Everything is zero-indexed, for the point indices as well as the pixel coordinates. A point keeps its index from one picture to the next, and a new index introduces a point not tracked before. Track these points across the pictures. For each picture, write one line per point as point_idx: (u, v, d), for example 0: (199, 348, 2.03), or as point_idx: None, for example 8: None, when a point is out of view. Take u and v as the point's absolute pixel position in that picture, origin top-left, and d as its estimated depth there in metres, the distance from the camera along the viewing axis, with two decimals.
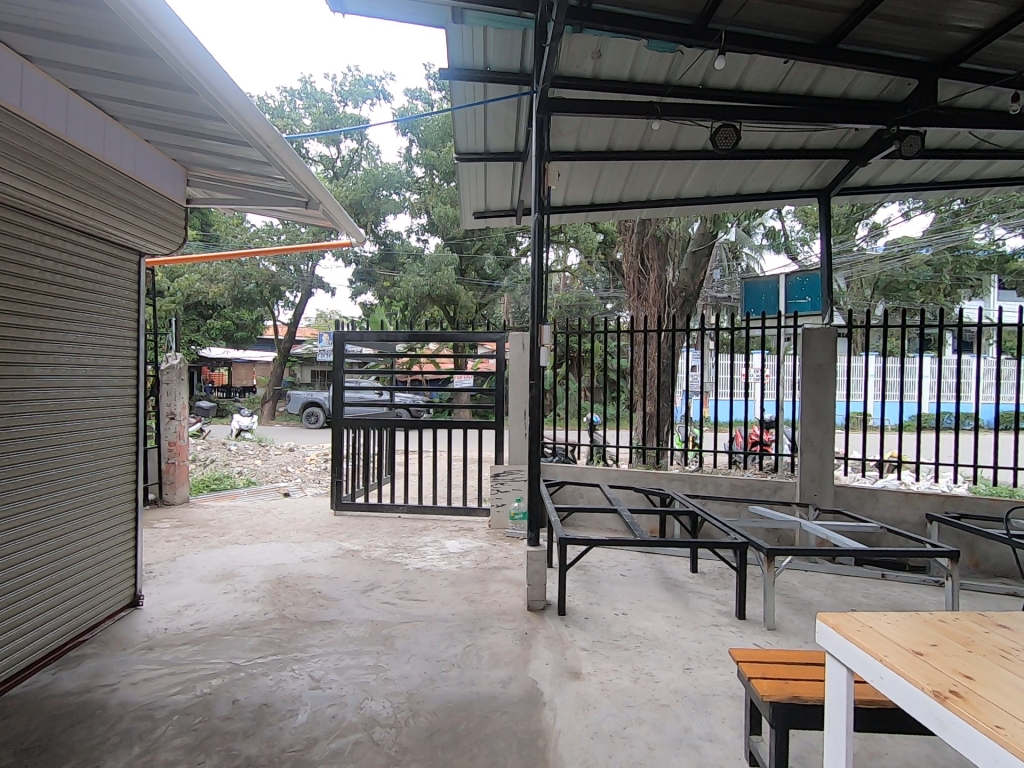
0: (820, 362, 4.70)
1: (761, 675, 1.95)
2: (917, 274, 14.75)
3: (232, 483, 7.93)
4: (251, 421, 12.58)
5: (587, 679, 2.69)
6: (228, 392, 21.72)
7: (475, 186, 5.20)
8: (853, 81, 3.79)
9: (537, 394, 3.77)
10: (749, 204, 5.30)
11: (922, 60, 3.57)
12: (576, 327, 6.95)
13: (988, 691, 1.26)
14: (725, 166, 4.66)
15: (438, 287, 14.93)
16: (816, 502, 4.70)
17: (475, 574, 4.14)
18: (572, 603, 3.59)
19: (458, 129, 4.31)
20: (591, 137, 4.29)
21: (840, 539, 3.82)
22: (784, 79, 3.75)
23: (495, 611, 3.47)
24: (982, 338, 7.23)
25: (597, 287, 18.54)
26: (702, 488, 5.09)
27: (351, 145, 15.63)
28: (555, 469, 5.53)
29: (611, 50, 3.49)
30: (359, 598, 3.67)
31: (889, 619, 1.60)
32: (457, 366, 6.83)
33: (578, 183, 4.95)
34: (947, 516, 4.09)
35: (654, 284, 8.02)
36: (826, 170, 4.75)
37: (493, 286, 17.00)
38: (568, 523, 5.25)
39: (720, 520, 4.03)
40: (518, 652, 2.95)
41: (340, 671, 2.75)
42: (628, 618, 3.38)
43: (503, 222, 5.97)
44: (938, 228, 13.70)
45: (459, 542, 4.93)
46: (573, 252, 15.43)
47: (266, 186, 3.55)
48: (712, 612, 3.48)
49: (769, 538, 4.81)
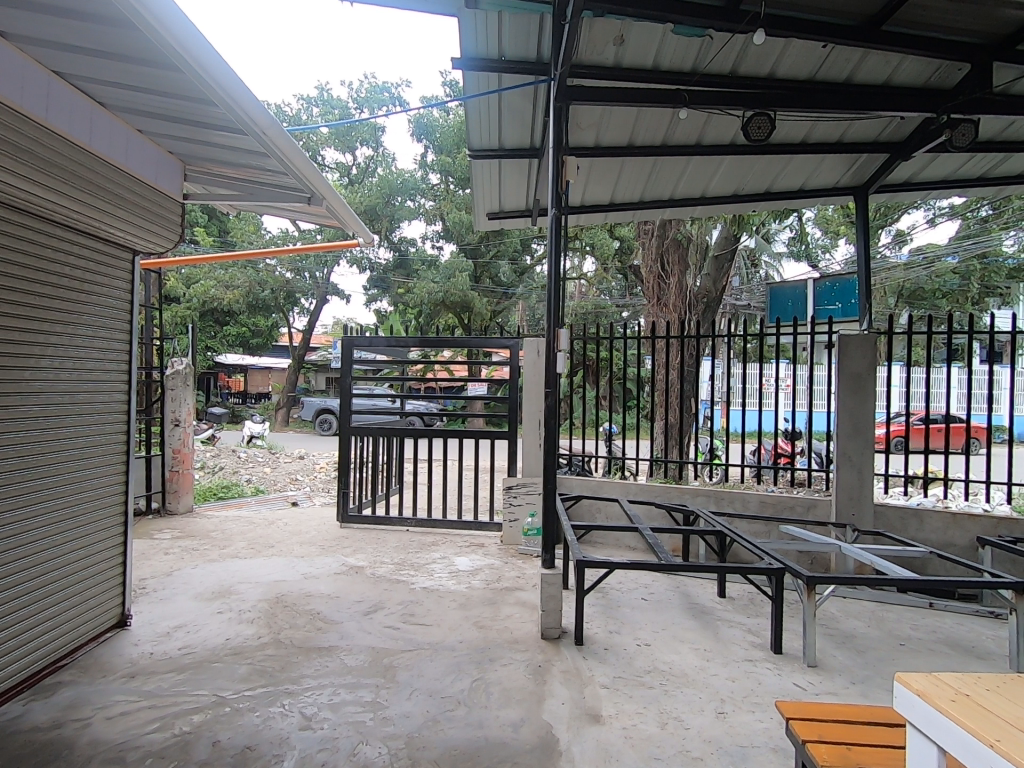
0: (858, 371, 4.37)
1: (819, 739, 1.65)
2: (945, 281, 14.27)
3: (239, 491, 7.75)
4: (263, 428, 12.43)
5: (609, 725, 2.40)
6: (244, 398, 21.81)
7: (489, 185, 4.98)
8: (898, 66, 3.50)
9: (553, 402, 3.49)
10: (779, 203, 5.00)
11: (976, 41, 3.26)
12: (594, 334, 6.68)
13: None
14: (754, 162, 4.37)
15: (452, 293, 14.77)
16: (855, 522, 4.35)
17: (486, 595, 3.87)
18: (591, 631, 3.30)
19: (472, 124, 4.09)
20: (612, 130, 4.03)
21: (886, 564, 3.48)
22: (823, 64, 3.47)
23: (506, 640, 3.19)
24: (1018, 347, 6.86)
25: (614, 294, 18.23)
26: (729, 504, 4.76)
27: (366, 151, 15.60)
28: (571, 482, 5.24)
29: (635, 36, 3.25)
30: (361, 621, 3.42)
31: (986, 684, 1.33)
32: (472, 373, 6.52)
33: (598, 180, 4.69)
34: (1002, 541, 3.73)
35: (675, 289, 7.72)
36: (863, 166, 4.46)
37: (509, 292, 16.80)
38: (585, 540, 4.95)
39: (751, 541, 3.72)
40: (531, 690, 2.67)
41: (335, 708, 2.49)
42: (652, 651, 3.08)
43: (517, 224, 5.74)
44: (966, 234, 13.27)
45: (470, 560, 4.66)
46: (589, 259, 15.21)
47: (269, 181, 3.37)
48: (745, 646, 3.16)
49: (803, 561, 4.46)
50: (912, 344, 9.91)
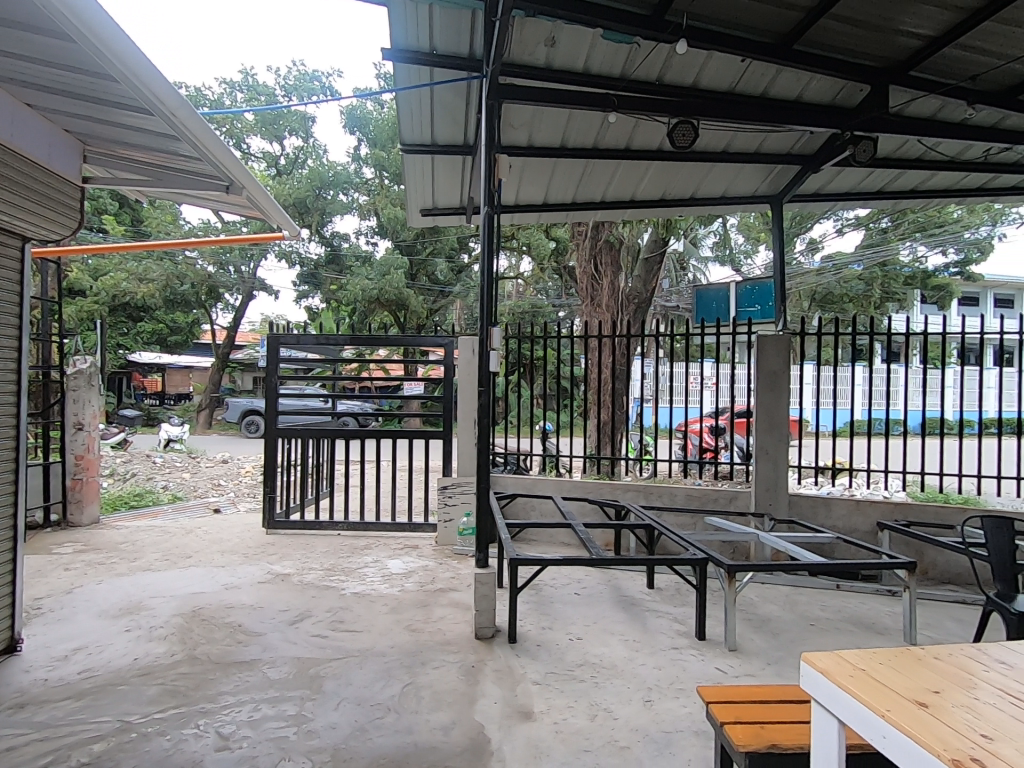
0: (774, 369, 4.64)
1: (735, 720, 1.73)
2: (851, 287, 15.35)
3: (154, 499, 7.23)
4: (182, 431, 11.66)
5: (540, 721, 2.42)
6: (162, 399, 20.40)
7: (421, 180, 4.90)
8: (808, 84, 3.74)
9: (486, 402, 3.47)
10: (703, 208, 5.22)
11: (874, 65, 3.53)
12: (529, 333, 6.72)
13: (1008, 754, 1.07)
14: (680, 168, 4.54)
15: (387, 291, 14.44)
16: (771, 511, 4.61)
17: (419, 597, 3.81)
18: (524, 628, 3.32)
19: (403, 117, 4.00)
20: (544, 131, 4.07)
21: (798, 551, 3.70)
22: (741, 78, 3.65)
23: (439, 642, 3.15)
24: (913, 348, 7.51)
25: (550, 294, 18.44)
26: (658, 498, 4.93)
27: (295, 141, 14.98)
28: (506, 480, 5.25)
29: (565, 38, 3.29)
30: (286, 631, 3.27)
31: (880, 659, 1.43)
32: (408, 372, 6.36)
33: (531, 180, 4.72)
34: (899, 525, 4.06)
35: (607, 289, 7.92)
36: (778, 176, 4.74)
37: (446, 291, 16.63)
38: (519, 538, 4.98)
39: (677, 533, 3.86)
40: (463, 691, 2.64)
41: (254, 725, 2.36)
42: (583, 645, 3.13)
43: (452, 222, 5.68)
44: (868, 243, 14.40)
45: (403, 562, 4.57)
46: (525, 260, 15.32)
47: (182, 166, 3.15)
48: (671, 634, 3.27)
49: (725, 551, 4.68)
50: (823, 345, 10.64)
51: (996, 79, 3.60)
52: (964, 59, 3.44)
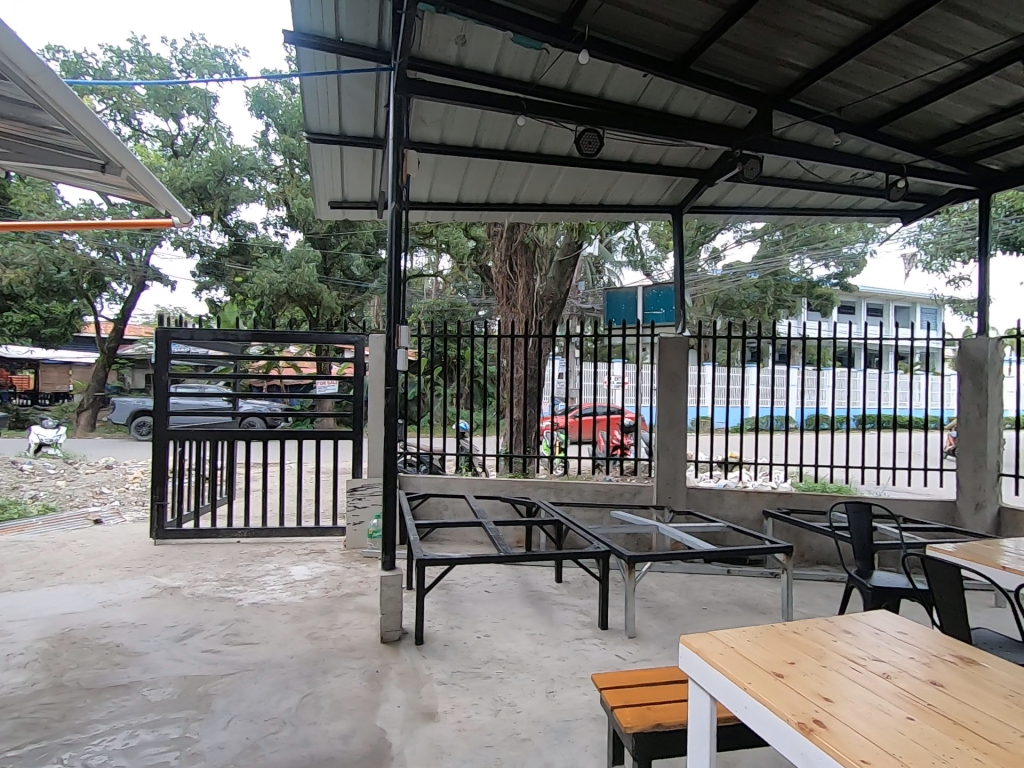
0: (674, 369, 4.92)
1: (624, 703, 1.81)
2: (748, 294, 16.01)
3: (21, 511, 6.45)
4: (58, 434, 10.47)
5: (443, 720, 2.41)
6: (34, 399, 18.25)
7: (329, 171, 4.72)
8: (703, 103, 4.00)
9: (393, 401, 3.40)
10: (611, 215, 5.42)
11: (760, 90, 3.83)
12: (448, 332, 6.60)
13: (846, 714, 1.21)
14: (588, 175, 4.70)
15: (297, 285, 13.76)
16: (670, 504, 4.89)
17: (323, 603, 3.67)
18: (431, 629, 3.29)
19: (307, 104, 3.83)
20: (456, 130, 4.06)
21: (693, 540, 3.95)
22: (643, 92, 3.84)
23: (342, 648, 3.05)
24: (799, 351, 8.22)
25: (469, 293, 18.40)
26: (567, 494, 5.07)
27: (195, 121, 13.92)
28: (418, 480, 5.19)
29: (476, 38, 3.29)
30: (172, 648, 3.04)
31: (748, 636, 1.57)
32: (320, 371, 6.05)
33: (443, 178, 4.69)
34: (780, 513, 4.44)
35: (522, 290, 8.04)
36: (678, 188, 5.02)
37: (361, 287, 16.13)
38: (431, 538, 4.94)
39: (584, 527, 3.99)
40: (365, 697, 2.58)
41: (130, 753, 2.17)
42: (491, 641, 3.16)
43: (363, 216, 5.51)
44: (762, 254, 15.61)
45: (307, 568, 4.38)
46: (444, 257, 15.19)
47: (48, 140, 2.83)
48: (576, 625, 3.38)
49: (629, 543, 4.91)
50: (722, 347, 11.40)
51: (860, 111, 4.03)
52: (834, 92, 3.83)
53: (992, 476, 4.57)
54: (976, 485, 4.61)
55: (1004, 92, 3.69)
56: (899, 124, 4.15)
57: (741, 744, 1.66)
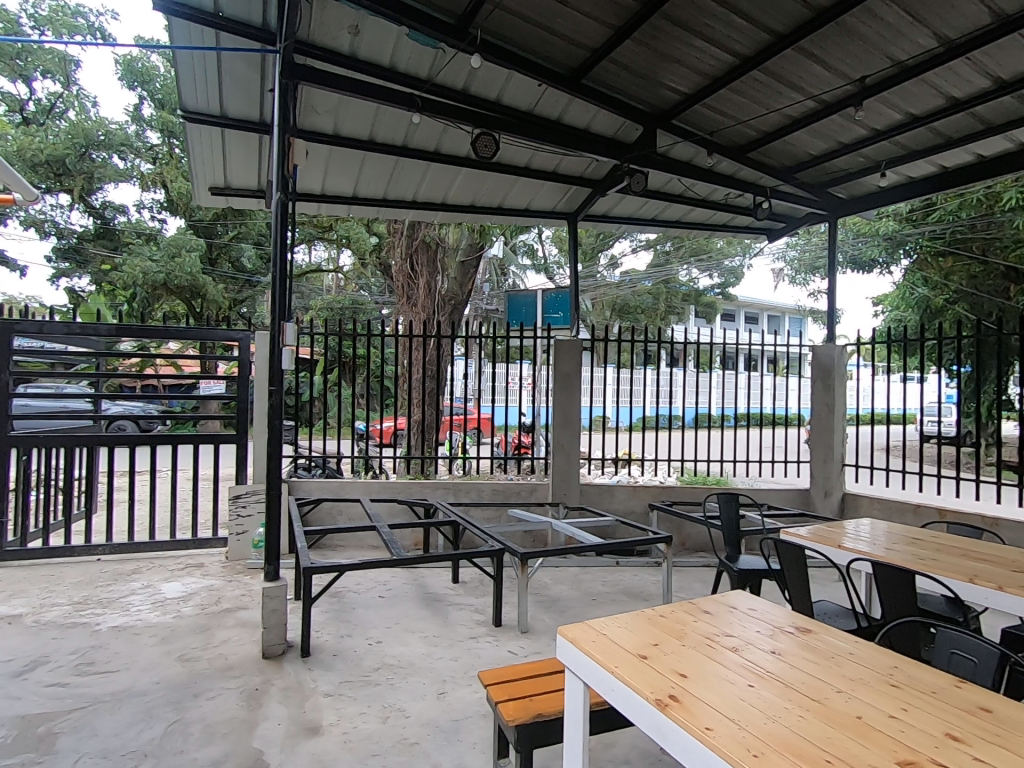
0: (568, 371, 5.10)
1: (507, 697, 1.85)
2: (642, 299, 17.28)
3: None
4: None
5: (327, 733, 2.32)
6: None
7: (211, 154, 4.37)
8: (595, 117, 4.19)
9: (277, 402, 3.23)
10: (509, 219, 5.52)
11: (645, 109, 4.08)
12: (348, 332, 6.30)
13: (698, 688, 1.33)
14: (486, 177, 4.74)
15: (177, 276, 12.57)
16: (565, 500, 5.07)
17: (198, 621, 3.39)
18: (319, 640, 3.16)
19: (183, 80, 3.53)
20: (350, 122, 3.92)
21: (583, 534, 4.12)
22: (538, 100, 3.95)
23: (218, 668, 2.84)
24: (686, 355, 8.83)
25: (372, 290, 17.86)
26: (466, 494, 5.09)
27: (50, 86, 12.28)
28: (309, 485, 4.95)
29: (370, 30, 3.21)
30: (8, 686, 2.65)
31: (619, 622, 1.66)
32: (204, 370, 5.55)
33: (338, 171, 4.51)
34: (664, 505, 4.76)
35: (423, 289, 7.96)
36: (573, 196, 5.22)
37: (253, 280, 15.09)
38: (323, 545, 4.73)
39: (480, 527, 4.01)
40: (242, 718, 2.42)
41: None
42: (382, 647, 3.09)
43: (250, 205, 5.17)
44: (655, 263, 16.61)
45: (181, 584, 4.03)
46: (344, 253, 14.61)
47: None
48: (470, 625, 3.40)
49: (526, 540, 5.02)
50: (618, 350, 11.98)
51: (731, 136, 4.42)
52: (709, 117, 4.18)
53: (837, 467, 5.19)
54: (825, 475, 5.23)
55: (846, 130, 4.22)
56: (763, 150, 4.61)
57: (615, 725, 1.76)
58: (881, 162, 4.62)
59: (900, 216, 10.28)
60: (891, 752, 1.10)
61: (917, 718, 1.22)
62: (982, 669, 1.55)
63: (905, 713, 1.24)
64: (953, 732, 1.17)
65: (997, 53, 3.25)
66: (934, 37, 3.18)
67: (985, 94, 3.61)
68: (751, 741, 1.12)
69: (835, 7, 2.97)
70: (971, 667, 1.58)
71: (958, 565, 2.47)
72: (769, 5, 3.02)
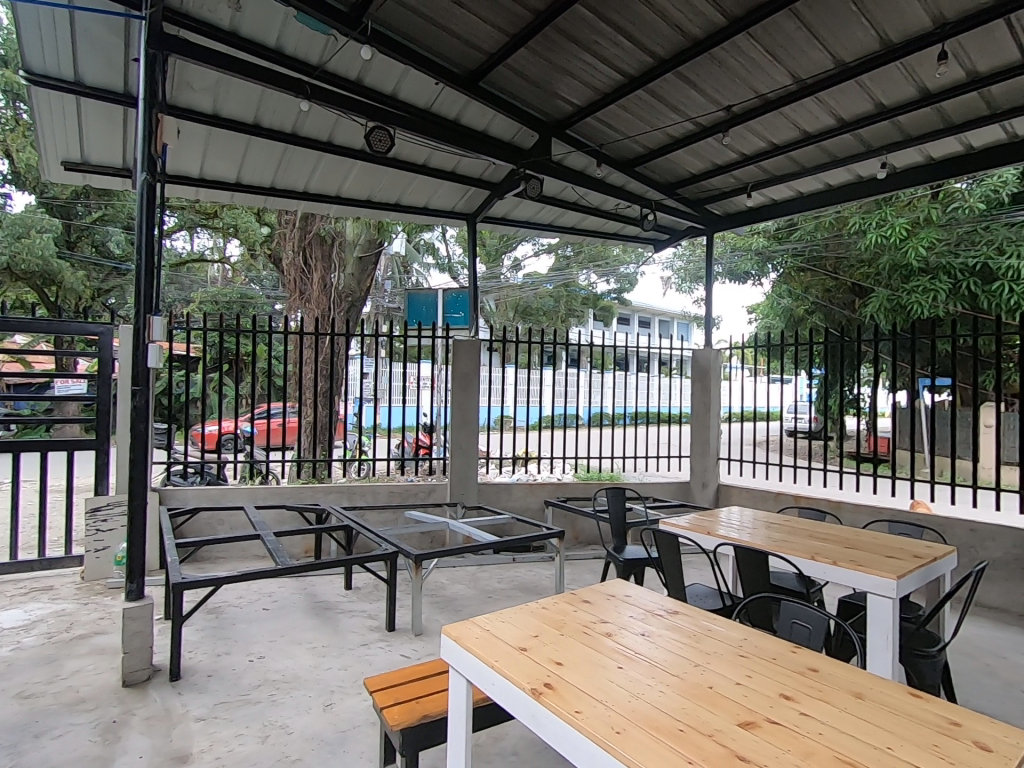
0: (466, 370, 5.12)
1: (394, 702, 1.83)
2: (544, 302, 17.68)
3: None
4: None
5: (197, 761, 2.15)
6: None
7: (64, 124, 3.88)
8: (491, 120, 4.25)
9: (142, 403, 2.95)
10: (407, 217, 5.43)
11: (540, 117, 4.20)
12: (234, 326, 5.79)
13: (571, 674, 1.39)
14: (383, 173, 4.64)
15: (25, 260, 10.96)
16: (462, 500, 5.09)
17: (44, 652, 3.00)
18: (193, 660, 2.91)
19: (25, 37, 3.09)
20: (232, 102, 3.66)
21: (479, 533, 4.14)
22: (435, 99, 3.93)
23: (67, 702, 2.53)
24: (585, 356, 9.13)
25: (264, 284, 16.74)
26: (360, 497, 4.94)
27: None
28: (185, 493, 4.54)
29: (253, 7, 3.01)
30: None
31: (503, 618, 1.71)
32: (58, 369, 4.88)
33: (218, 154, 4.18)
34: (558, 501, 4.92)
35: (317, 284, 7.61)
36: (472, 197, 5.25)
37: (122, 268, 13.55)
38: (201, 558, 4.37)
39: (374, 530, 3.91)
40: (95, 756, 2.17)
41: None
42: (264, 663, 2.92)
43: (114, 184, 4.65)
44: (556, 267, 17.10)
45: (24, 611, 3.54)
46: (231, 243, 13.55)
47: None
48: (362, 631, 3.30)
49: (423, 541, 4.97)
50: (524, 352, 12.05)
51: (620, 150, 4.67)
52: (600, 130, 4.38)
53: (713, 460, 5.67)
54: (703, 468, 5.68)
55: (720, 152, 4.62)
56: (649, 165, 4.92)
57: (499, 718, 1.80)
58: (749, 184, 5.11)
59: (769, 233, 11.40)
60: (735, 716, 1.22)
61: (758, 683, 1.37)
62: (814, 634, 1.79)
63: (749, 680, 1.38)
64: (786, 691, 1.33)
65: (839, 95, 3.72)
66: (790, 76, 3.58)
67: (830, 131, 4.12)
68: (616, 719, 1.20)
69: (708, 40, 3.24)
70: (807, 633, 1.82)
71: (805, 545, 2.79)
72: (651, 30, 3.23)
